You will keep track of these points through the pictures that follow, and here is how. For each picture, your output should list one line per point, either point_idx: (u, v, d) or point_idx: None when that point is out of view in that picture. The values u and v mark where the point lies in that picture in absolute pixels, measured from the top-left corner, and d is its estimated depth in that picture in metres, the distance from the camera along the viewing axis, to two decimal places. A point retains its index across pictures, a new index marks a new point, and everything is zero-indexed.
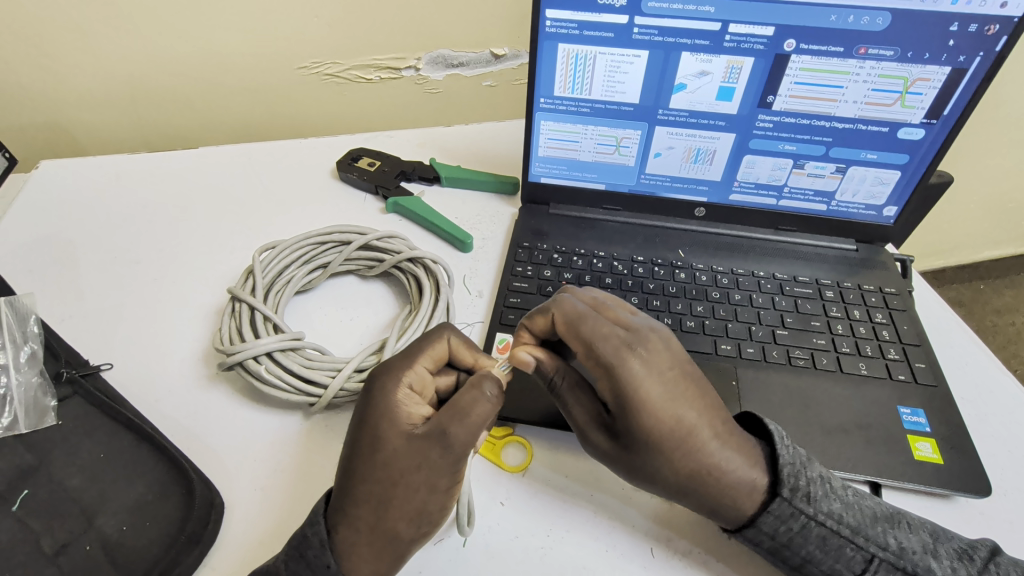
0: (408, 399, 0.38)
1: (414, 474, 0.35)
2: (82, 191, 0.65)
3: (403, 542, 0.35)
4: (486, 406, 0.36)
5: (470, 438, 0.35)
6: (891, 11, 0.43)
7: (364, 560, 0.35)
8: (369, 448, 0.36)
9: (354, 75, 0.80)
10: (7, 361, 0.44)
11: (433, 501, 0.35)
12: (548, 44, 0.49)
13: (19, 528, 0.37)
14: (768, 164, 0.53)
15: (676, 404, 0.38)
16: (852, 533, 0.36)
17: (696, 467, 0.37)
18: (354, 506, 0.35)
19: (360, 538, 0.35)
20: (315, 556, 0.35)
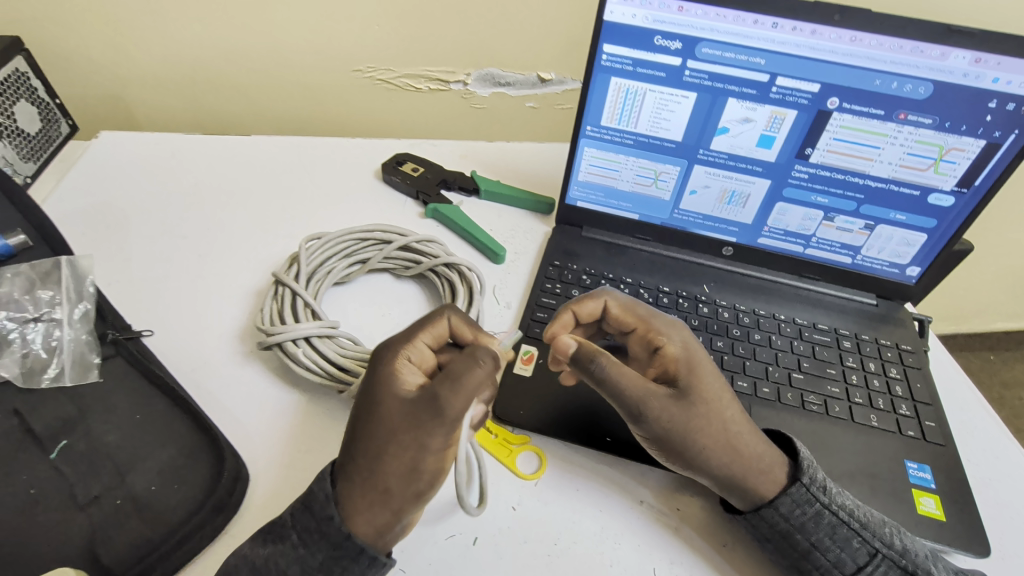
0: (407, 369, 0.40)
1: (405, 434, 0.36)
2: (138, 163, 0.68)
3: (394, 501, 0.36)
4: (478, 372, 0.37)
5: (459, 403, 0.36)
6: (934, 82, 0.46)
7: (359, 515, 0.36)
8: (367, 409, 0.38)
9: (405, 83, 0.83)
10: (63, 317, 0.47)
11: (427, 462, 0.37)
12: (602, 76, 0.52)
13: (55, 475, 0.40)
14: (799, 214, 0.55)
15: (716, 372, 0.43)
16: (859, 524, 0.38)
17: (736, 433, 0.41)
18: (352, 460, 0.37)
19: (354, 492, 0.36)
20: (320, 510, 0.36)
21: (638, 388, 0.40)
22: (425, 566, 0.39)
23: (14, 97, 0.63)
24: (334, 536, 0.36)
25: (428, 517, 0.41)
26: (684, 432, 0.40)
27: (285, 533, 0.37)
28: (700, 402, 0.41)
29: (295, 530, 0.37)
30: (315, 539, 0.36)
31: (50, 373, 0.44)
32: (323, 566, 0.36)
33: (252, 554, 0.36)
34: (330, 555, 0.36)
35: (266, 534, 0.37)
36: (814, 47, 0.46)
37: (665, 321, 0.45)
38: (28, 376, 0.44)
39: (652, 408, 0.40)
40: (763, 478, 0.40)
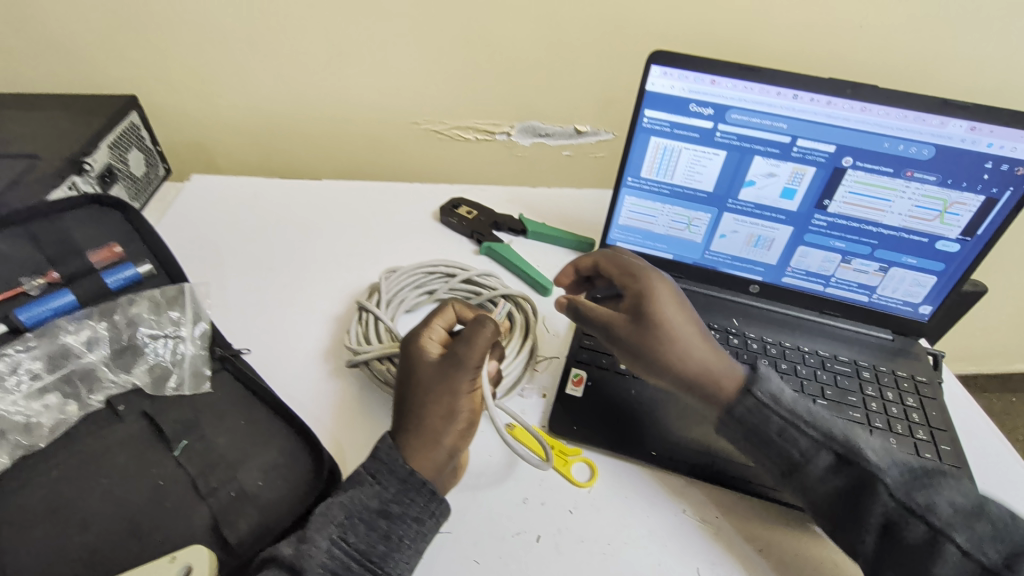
0: (429, 342, 0.48)
1: (438, 384, 0.45)
2: (227, 203, 0.77)
3: (442, 439, 0.45)
4: (485, 330, 0.46)
5: (476, 353, 0.45)
6: (936, 146, 0.53)
7: (417, 456, 0.44)
8: (406, 375, 0.47)
9: (455, 134, 0.92)
10: (186, 333, 0.55)
11: (462, 405, 0.45)
12: (643, 136, 0.60)
13: (179, 470, 0.46)
14: (819, 256, 0.62)
15: (678, 302, 0.51)
16: (856, 477, 0.42)
17: (695, 351, 0.49)
18: (402, 416, 0.46)
19: (410, 439, 0.45)
20: (386, 454, 0.44)
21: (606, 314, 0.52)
22: (496, 558, 0.44)
23: (128, 147, 0.73)
24: (401, 473, 0.43)
25: (493, 507, 0.47)
26: (644, 347, 0.50)
27: (360, 477, 0.44)
28: (654, 323, 0.50)
29: (368, 472, 0.44)
30: (386, 476, 0.44)
31: (172, 384, 0.51)
32: (395, 498, 0.43)
33: (334, 497, 0.43)
34: (399, 487, 0.43)
35: (345, 483, 0.44)
36: (830, 115, 0.54)
37: (636, 266, 0.53)
38: (156, 384, 0.51)
39: (616, 330, 0.51)
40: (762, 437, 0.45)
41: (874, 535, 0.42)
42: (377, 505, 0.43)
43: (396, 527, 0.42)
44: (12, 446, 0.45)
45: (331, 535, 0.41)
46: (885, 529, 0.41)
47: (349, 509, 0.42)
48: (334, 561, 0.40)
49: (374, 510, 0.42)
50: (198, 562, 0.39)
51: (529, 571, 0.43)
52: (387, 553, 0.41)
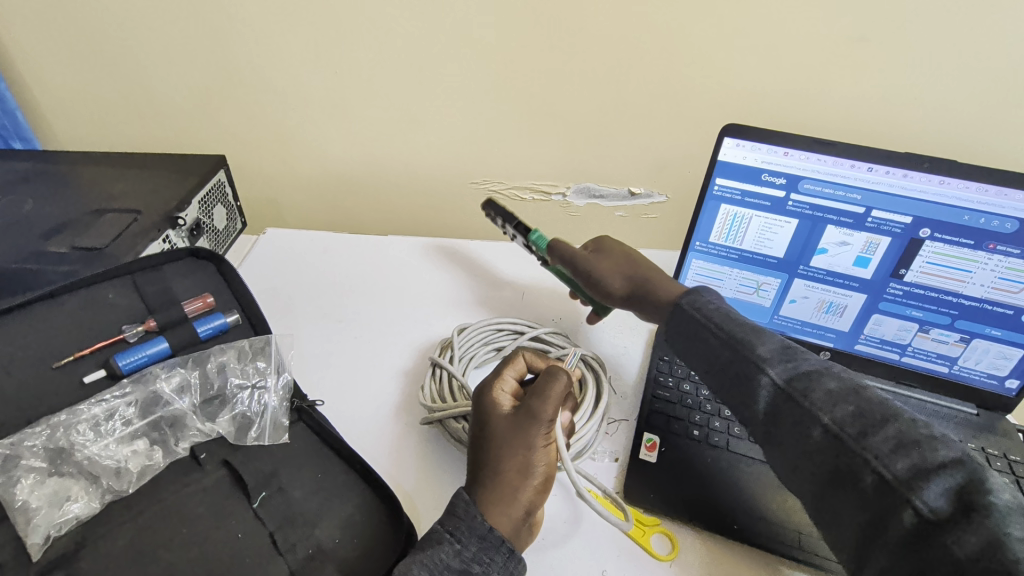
0: (502, 394, 0.49)
1: (513, 436, 0.45)
2: (299, 255, 0.81)
3: (518, 493, 0.44)
4: (559, 380, 0.46)
5: (551, 405, 0.46)
6: (1019, 219, 0.53)
7: (495, 511, 0.43)
8: (480, 427, 0.47)
9: (512, 194, 0.95)
10: (272, 383, 0.56)
11: (537, 458, 0.45)
12: (713, 202, 0.61)
13: (258, 524, 0.47)
14: (895, 325, 0.60)
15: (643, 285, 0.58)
16: (849, 438, 0.35)
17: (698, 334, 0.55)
18: (477, 469, 0.45)
19: (485, 495, 0.43)
20: (465, 510, 0.43)
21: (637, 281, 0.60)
22: None
23: (215, 202, 0.78)
24: (478, 530, 0.41)
25: None
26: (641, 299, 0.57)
27: (439, 534, 0.42)
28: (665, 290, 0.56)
29: (446, 529, 0.42)
30: (466, 534, 0.41)
31: (253, 434, 0.52)
32: (476, 557, 0.41)
33: (415, 555, 0.41)
34: (480, 545, 0.41)
35: (423, 541, 0.42)
36: (906, 187, 0.55)
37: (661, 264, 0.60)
38: (238, 434, 0.52)
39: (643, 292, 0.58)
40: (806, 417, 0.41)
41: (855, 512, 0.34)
42: (458, 565, 0.40)
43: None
44: (103, 491, 0.47)
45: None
46: (861, 500, 0.34)
47: (430, 569, 0.40)
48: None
49: (455, 570, 0.40)
50: None
51: None
52: None
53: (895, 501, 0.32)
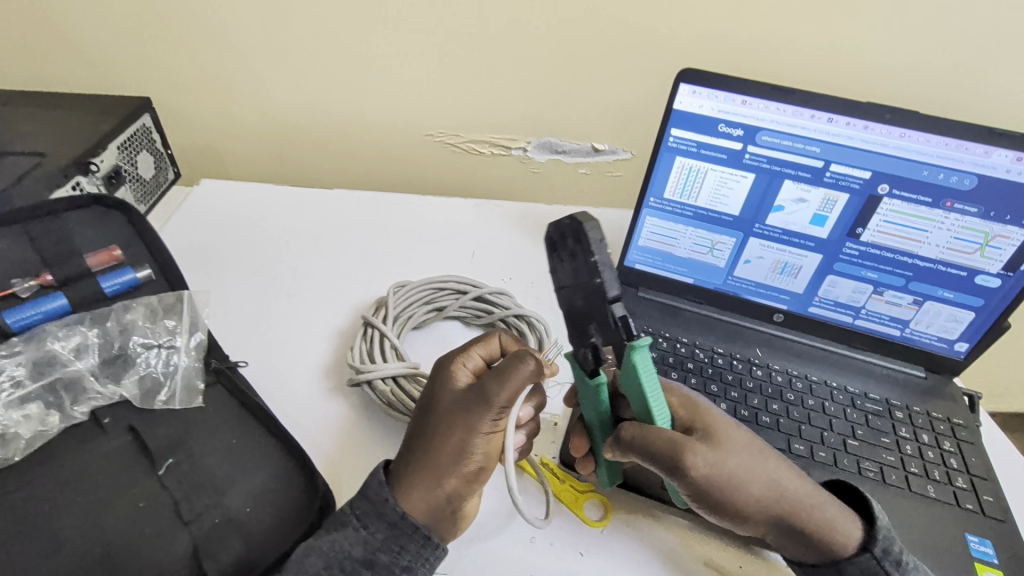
0: (462, 370, 0.43)
1: (456, 415, 0.40)
2: (233, 208, 0.75)
3: (444, 475, 0.39)
4: (524, 367, 0.40)
5: (507, 394, 0.39)
6: (978, 176, 0.50)
7: (413, 492, 0.39)
8: (427, 400, 0.42)
9: (470, 148, 0.86)
10: (181, 344, 0.52)
11: (476, 444, 0.40)
12: (668, 155, 0.57)
13: (160, 491, 0.44)
14: (849, 287, 0.59)
15: (737, 435, 0.43)
16: (895, 550, 0.41)
17: (766, 464, 0.43)
18: (410, 444, 0.41)
19: (409, 471, 0.40)
20: (376, 494, 0.40)
21: (673, 436, 0.41)
22: None
23: (140, 149, 0.70)
24: (391, 516, 0.39)
25: (497, 550, 0.44)
26: (730, 486, 0.41)
27: (346, 519, 0.40)
28: (727, 447, 0.42)
29: (355, 514, 0.40)
30: (374, 520, 0.39)
31: (162, 397, 0.49)
32: (382, 546, 0.39)
33: (318, 542, 0.40)
34: (388, 534, 0.39)
35: (330, 523, 0.41)
36: (866, 139, 0.52)
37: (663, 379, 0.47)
38: (145, 397, 0.48)
39: (689, 455, 0.40)
40: (832, 537, 0.41)
41: None
42: (361, 554, 0.39)
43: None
44: None
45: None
46: None
47: (329, 558, 0.39)
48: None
49: (357, 560, 0.39)
50: None
51: None
52: None
53: None
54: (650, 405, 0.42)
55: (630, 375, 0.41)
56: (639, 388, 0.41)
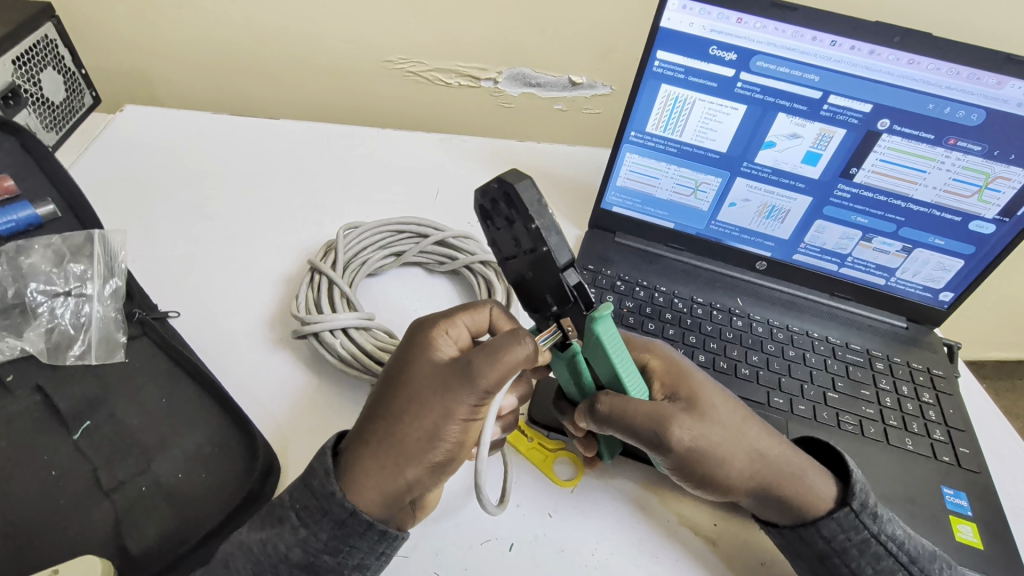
0: (444, 341, 0.37)
1: (430, 393, 0.34)
2: (162, 141, 0.66)
3: (408, 464, 0.33)
4: (520, 348, 0.34)
5: (495, 376, 0.33)
6: (986, 110, 0.46)
7: (367, 479, 0.34)
8: (398, 371, 0.36)
9: (435, 78, 0.77)
10: (93, 292, 0.47)
11: (450, 431, 0.34)
12: (652, 82, 0.51)
13: (76, 457, 0.39)
14: (837, 232, 0.55)
15: (716, 399, 0.40)
16: (869, 509, 0.38)
17: (747, 429, 0.40)
18: (371, 421, 0.35)
19: (366, 454, 0.34)
20: (320, 487, 0.34)
21: (651, 406, 0.38)
22: (460, 570, 0.38)
23: (44, 66, 0.59)
24: (336, 512, 0.33)
25: (459, 513, 0.41)
26: (710, 457, 0.38)
27: (284, 514, 0.34)
28: (707, 414, 0.39)
29: (295, 509, 0.34)
30: (317, 518, 0.34)
31: (75, 351, 0.43)
32: (327, 547, 0.34)
33: (250, 540, 0.35)
34: (334, 535, 0.33)
35: (264, 516, 0.35)
36: (870, 67, 0.46)
37: (643, 338, 0.43)
38: (53, 352, 0.43)
39: (669, 427, 0.38)
40: (813, 501, 0.38)
41: (834, 548, 0.38)
42: (300, 557, 0.34)
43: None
44: None
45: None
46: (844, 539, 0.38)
47: (261, 562, 0.34)
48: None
49: (296, 563, 0.34)
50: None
51: None
52: None
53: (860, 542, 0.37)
54: (621, 374, 0.38)
55: (596, 348, 0.37)
56: (607, 360, 0.37)
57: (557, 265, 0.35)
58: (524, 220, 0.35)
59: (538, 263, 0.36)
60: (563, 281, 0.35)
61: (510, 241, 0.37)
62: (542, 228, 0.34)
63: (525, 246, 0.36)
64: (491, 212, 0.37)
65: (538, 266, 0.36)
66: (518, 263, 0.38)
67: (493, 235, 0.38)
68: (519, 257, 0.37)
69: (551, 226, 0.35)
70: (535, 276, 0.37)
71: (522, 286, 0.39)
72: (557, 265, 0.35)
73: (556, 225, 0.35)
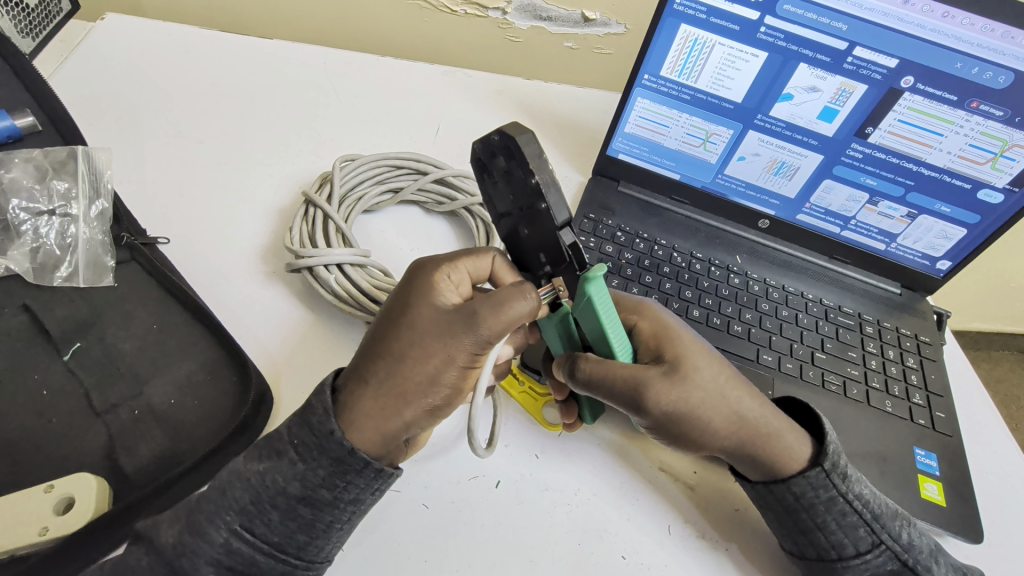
0: (446, 287, 0.36)
1: (433, 339, 0.34)
2: (146, 56, 0.62)
3: (407, 407, 0.34)
4: (525, 303, 0.34)
5: (497, 327, 0.33)
6: (1015, 72, 0.44)
7: (366, 420, 0.34)
8: (399, 314, 0.35)
9: (440, 3, 0.71)
10: (79, 213, 0.46)
11: (449, 377, 0.34)
12: (671, 21, 0.48)
13: (68, 377, 0.39)
14: (844, 194, 0.54)
15: (702, 361, 0.40)
16: (840, 470, 0.39)
17: (729, 391, 0.40)
18: (370, 362, 0.35)
19: (366, 395, 0.34)
20: (319, 425, 0.33)
21: (629, 369, 0.38)
22: (447, 503, 0.40)
23: None
24: (335, 451, 0.33)
25: (448, 450, 0.42)
26: (688, 419, 0.39)
27: (283, 448, 0.34)
28: (690, 375, 0.39)
29: (293, 444, 0.34)
30: (316, 455, 0.33)
31: (62, 273, 0.42)
32: (324, 483, 0.33)
33: (247, 471, 0.34)
34: (333, 471, 0.33)
35: (261, 449, 0.35)
36: (902, 18, 0.44)
37: (635, 300, 0.43)
38: (40, 273, 0.42)
39: (645, 388, 0.38)
40: (785, 459, 0.39)
41: (803, 505, 0.39)
42: (298, 491, 0.33)
43: (322, 515, 0.34)
44: None
45: (231, 524, 0.33)
46: (814, 497, 0.38)
47: (258, 494, 0.33)
48: (232, 555, 0.33)
49: (294, 496, 0.33)
50: (81, 493, 0.34)
51: (485, 522, 0.39)
52: (308, 542, 0.34)
53: (829, 500, 0.38)
54: (609, 336, 0.38)
55: (587, 310, 0.37)
56: (596, 322, 0.37)
57: (554, 222, 0.34)
58: (523, 174, 0.34)
59: (535, 220, 0.35)
60: (558, 240, 0.35)
61: (505, 196, 0.36)
62: (542, 184, 0.33)
63: (520, 203, 0.35)
64: (488, 165, 0.35)
65: (534, 223, 0.35)
66: (512, 219, 0.36)
67: (488, 190, 0.37)
68: (514, 213, 0.36)
69: (551, 182, 0.33)
70: (528, 233, 0.36)
71: (514, 243, 0.38)
72: (554, 223, 0.34)
73: (556, 182, 0.34)
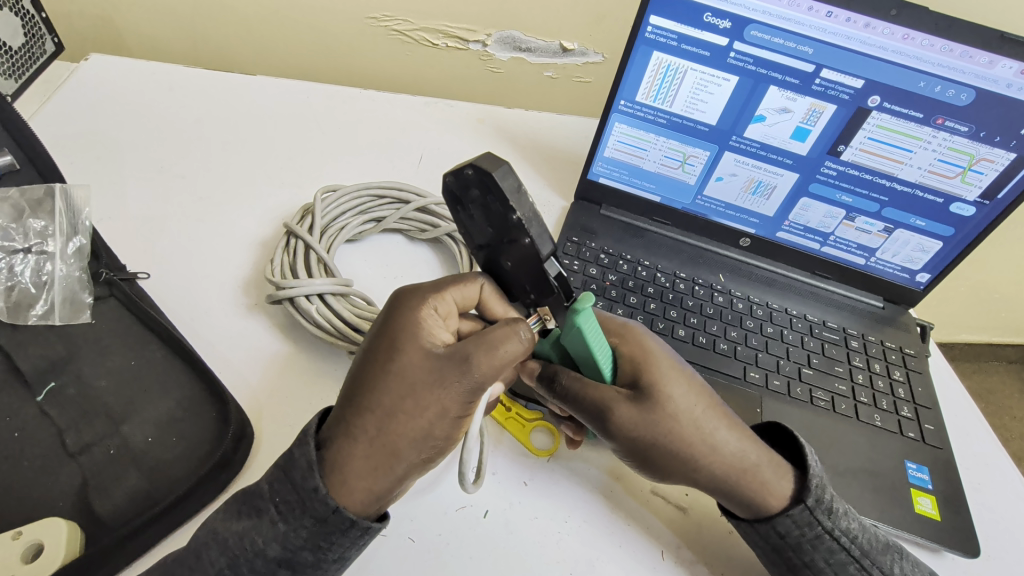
0: (435, 326, 0.36)
1: (424, 389, 0.33)
2: (128, 95, 0.62)
3: (397, 462, 0.33)
4: (517, 345, 0.34)
5: (491, 369, 0.33)
6: (976, 90, 0.45)
7: (356, 478, 0.33)
8: (385, 360, 0.34)
9: (421, 37, 0.73)
10: (56, 250, 0.45)
11: (440, 426, 0.33)
12: (644, 49, 0.50)
13: (41, 418, 0.38)
14: (822, 211, 0.55)
15: (679, 390, 0.40)
16: (826, 509, 0.38)
17: (705, 422, 0.39)
18: (357, 414, 0.33)
19: (354, 450, 0.33)
20: (303, 480, 0.32)
21: (601, 393, 0.39)
22: (434, 536, 0.39)
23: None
24: (319, 509, 0.32)
25: (433, 481, 0.41)
26: (660, 450, 0.39)
27: (262, 506, 0.33)
28: (663, 404, 0.39)
29: (274, 502, 0.33)
30: (298, 514, 0.32)
31: (38, 311, 0.42)
32: (306, 543, 0.32)
33: (224, 530, 0.33)
34: (316, 531, 0.32)
35: (241, 505, 0.34)
36: (864, 40, 0.45)
37: (618, 322, 0.43)
38: (14, 311, 0.42)
39: (615, 414, 0.39)
40: (766, 495, 0.38)
41: (790, 544, 0.38)
42: (277, 553, 0.32)
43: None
44: None
45: None
46: (801, 537, 0.38)
47: (234, 556, 0.32)
48: None
49: (273, 558, 0.32)
50: (50, 538, 0.32)
51: (466, 559, 0.38)
52: None
53: (815, 539, 0.38)
54: (598, 361, 0.39)
55: (577, 339, 0.37)
56: (586, 349, 0.38)
57: (539, 255, 0.35)
58: (503, 209, 0.34)
59: (516, 250, 0.36)
60: (546, 271, 0.36)
61: (483, 226, 0.36)
62: (525, 220, 0.33)
63: (501, 233, 0.35)
64: (463, 198, 0.35)
65: (516, 253, 0.36)
66: (491, 250, 0.37)
67: (462, 220, 0.37)
68: (494, 244, 0.37)
69: (532, 216, 0.34)
70: (511, 264, 0.38)
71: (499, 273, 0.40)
72: (539, 255, 0.35)
73: (536, 213, 0.34)
